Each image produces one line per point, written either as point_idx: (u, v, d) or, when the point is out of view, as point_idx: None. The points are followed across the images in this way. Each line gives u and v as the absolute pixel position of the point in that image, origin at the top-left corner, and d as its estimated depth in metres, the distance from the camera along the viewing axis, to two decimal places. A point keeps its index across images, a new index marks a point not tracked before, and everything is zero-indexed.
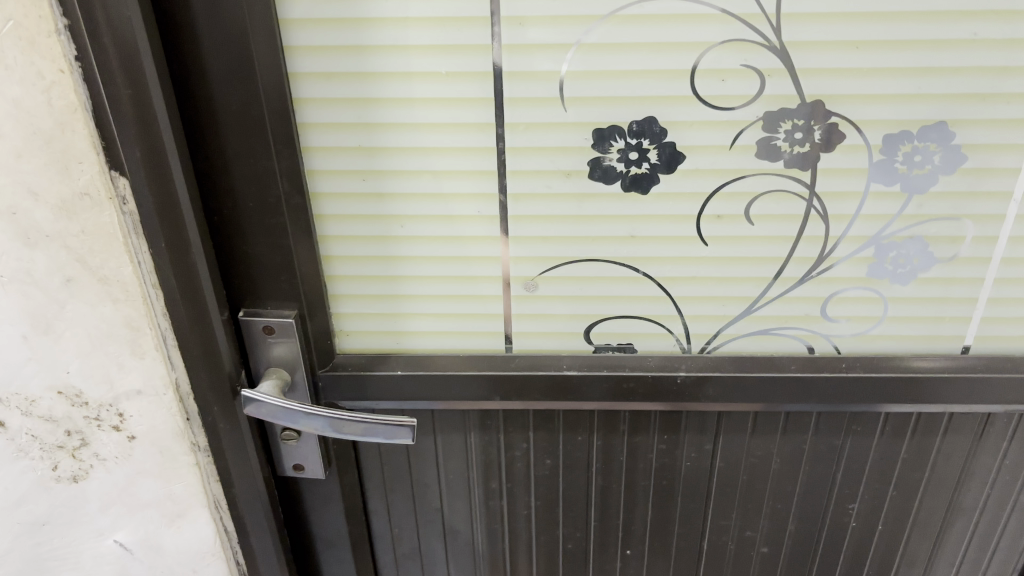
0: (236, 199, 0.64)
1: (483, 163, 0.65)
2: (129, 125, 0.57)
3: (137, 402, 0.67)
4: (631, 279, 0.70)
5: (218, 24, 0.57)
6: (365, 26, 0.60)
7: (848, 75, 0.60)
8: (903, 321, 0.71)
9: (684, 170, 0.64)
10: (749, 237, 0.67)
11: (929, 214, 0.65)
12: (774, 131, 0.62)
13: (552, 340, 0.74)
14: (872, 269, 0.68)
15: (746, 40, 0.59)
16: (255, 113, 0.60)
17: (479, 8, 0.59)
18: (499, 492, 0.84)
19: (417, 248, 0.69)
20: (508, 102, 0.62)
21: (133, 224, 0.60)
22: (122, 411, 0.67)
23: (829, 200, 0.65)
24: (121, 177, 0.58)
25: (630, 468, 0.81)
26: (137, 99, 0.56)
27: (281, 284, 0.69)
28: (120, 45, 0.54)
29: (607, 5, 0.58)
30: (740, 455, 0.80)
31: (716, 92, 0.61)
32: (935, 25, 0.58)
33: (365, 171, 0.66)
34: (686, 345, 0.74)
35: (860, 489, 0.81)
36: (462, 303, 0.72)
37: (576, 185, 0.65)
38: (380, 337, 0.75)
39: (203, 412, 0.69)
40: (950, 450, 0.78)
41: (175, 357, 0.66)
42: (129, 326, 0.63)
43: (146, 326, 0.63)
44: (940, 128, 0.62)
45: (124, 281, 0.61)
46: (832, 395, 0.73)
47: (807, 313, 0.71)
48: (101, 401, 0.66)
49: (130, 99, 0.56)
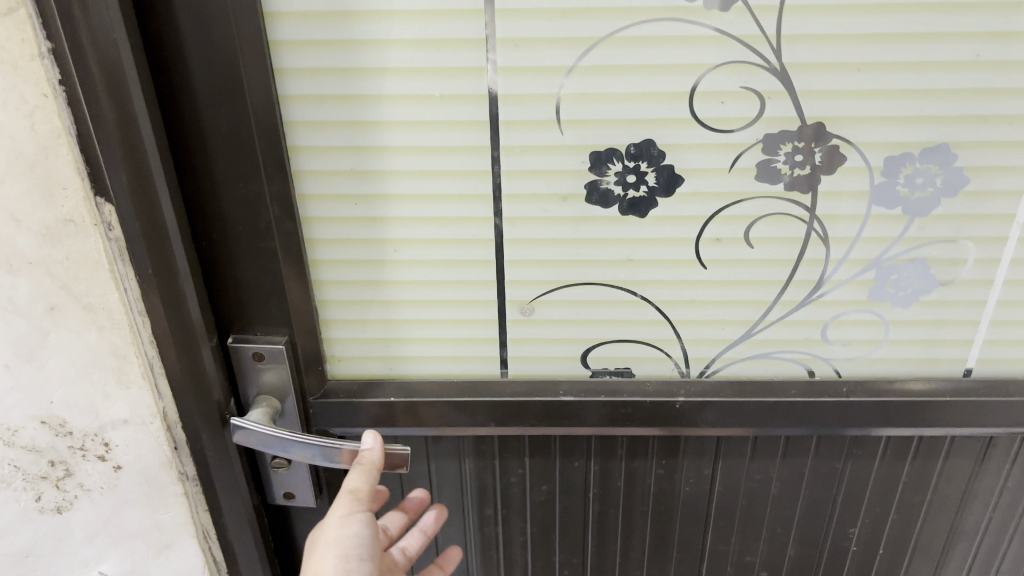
0: (224, 224, 0.63)
1: (478, 187, 0.64)
2: (115, 150, 0.55)
3: (123, 431, 0.65)
4: (629, 302, 0.69)
5: (206, 45, 0.55)
6: (356, 48, 0.58)
7: (849, 97, 0.59)
8: (903, 344, 0.70)
9: (683, 193, 0.63)
10: (748, 260, 0.66)
11: (930, 237, 0.64)
12: (774, 154, 0.61)
13: (548, 364, 0.73)
14: (872, 292, 0.67)
15: (747, 62, 0.58)
16: (244, 137, 0.59)
17: (473, 30, 0.58)
18: (494, 518, 0.82)
19: (411, 273, 0.68)
20: (504, 125, 0.61)
21: (118, 250, 0.58)
22: (107, 441, 0.65)
23: (830, 223, 0.64)
24: (106, 204, 0.57)
25: (628, 493, 0.80)
26: (123, 122, 0.54)
27: (270, 309, 0.67)
28: (106, 71, 0.53)
29: (605, 27, 0.57)
30: (740, 479, 0.78)
31: (715, 115, 0.60)
32: (937, 47, 0.57)
33: (357, 194, 0.64)
34: (685, 368, 0.72)
35: (861, 512, 0.80)
36: (457, 328, 0.71)
37: (573, 209, 0.64)
38: (373, 362, 0.73)
39: (191, 441, 0.68)
40: (952, 473, 0.77)
41: (163, 386, 0.64)
42: (115, 354, 0.61)
43: (133, 354, 0.61)
44: (941, 150, 0.61)
45: (110, 308, 0.59)
46: (833, 419, 0.71)
47: (807, 336, 0.70)
48: (86, 431, 0.64)
49: (116, 122, 0.54)
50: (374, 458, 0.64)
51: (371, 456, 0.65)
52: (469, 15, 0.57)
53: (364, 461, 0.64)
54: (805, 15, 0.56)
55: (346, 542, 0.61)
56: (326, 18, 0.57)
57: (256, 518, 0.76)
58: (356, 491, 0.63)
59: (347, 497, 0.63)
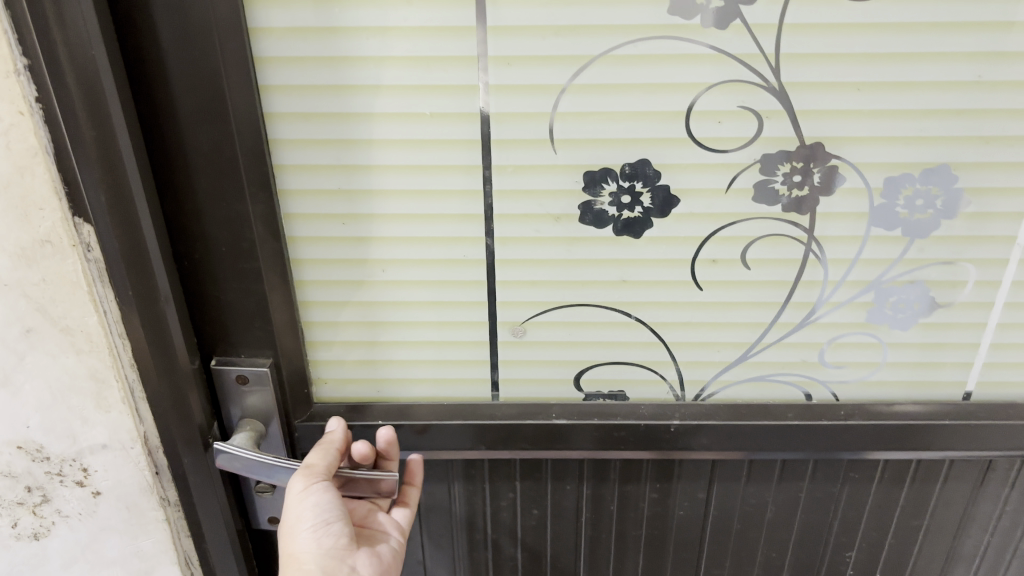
0: (208, 245, 0.61)
1: (468, 207, 0.62)
2: (93, 168, 0.52)
3: (102, 456, 0.62)
4: (623, 324, 0.67)
5: (189, 59, 0.53)
6: (344, 65, 0.57)
7: (848, 118, 0.58)
8: (902, 367, 0.69)
9: (679, 214, 0.62)
10: (745, 282, 0.65)
11: (931, 258, 0.63)
12: (772, 174, 0.60)
13: (540, 387, 0.71)
14: (871, 314, 0.66)
15: (744, 81, 0.57)
16: (228, 155, 0.57)
17: (465, 47, 0.56)
18: (484, 542, 0.80)
19: (401, 293, 0.66)
20: (496, 144, 0.59)
21: (97, 272, 0.56)
22: (86, 466, 0.62)
23: (828, 244, 0.63)
24: (85, 224, 0.54)
25: (621, 518, 0.78)
26: (102, 141, 0.52)
27: (254, 331, 0.65)
28: (84, 87, 0.50)
29: (600, 44, 0.56)
30: (735, 503, 0.77)
31: (712, 135, 0.59)
32: (939, 67, 0.56)
33: (344, 214, 0.63)
34: (679, 391, 0.71)
35: (857, 536, 0.78)
36: (446, 350, 0.69)
37: (566, 229, 0.63)
38: (360, 384, 0.71)
39: (172, 465, 0.65)
40: (950, 497, 0.76)
41: (143, 408, 0.62)
42: (94, 378, 0.58)
43: (113, 378, 0.59)
44: (942, 171, 0.60)
45: (89, 331, 0.57)
46: (830, 442, 0.70)
47: (804, 359, 0.68)
48: (63, 455, 0.61)
49: (95, 141, 0.52)
50: (334, 436, 0.65)
51: (331, 434, 0.65)
52: (461, 32, 0.55)
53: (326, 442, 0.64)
54: (804, 34, 0.55)
55: (310, 512, 0.59)
56: (312, 34, 0.56)
57: (241, 543, 0.74)
58: (311, 466, 0.62)
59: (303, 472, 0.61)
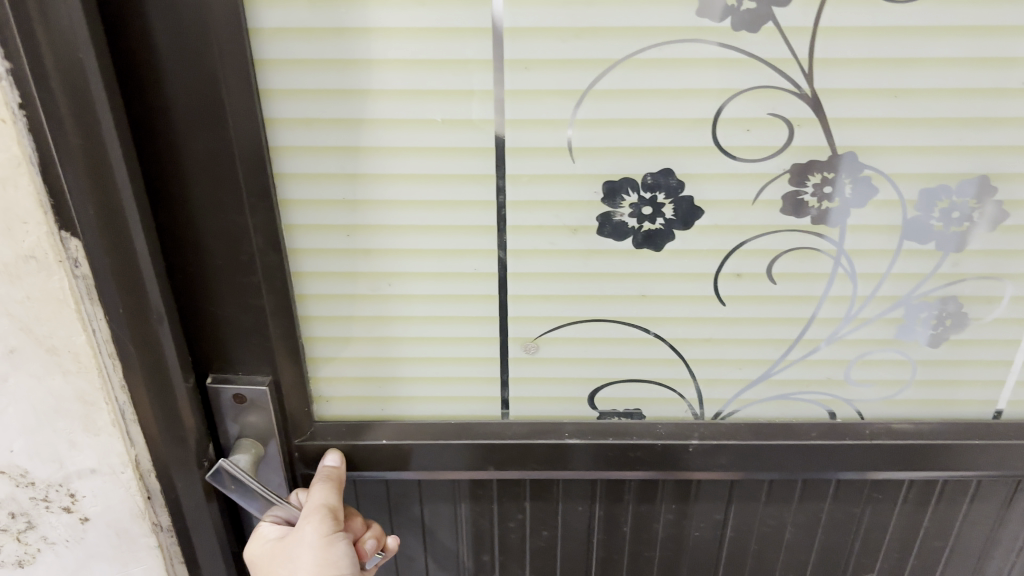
0: (205, 257, 0.57)
1: (480, 218, 0.59)
2: (80, 176, 0.49)
3: (90, 482, 0.58)
4: (641, 340, 0.64)
5: (184, 61, 0.50)
6: (349, 68, 0.53)
7: (884, 127, 0.54)
8: (931, 386, 0.66)
9: (702, 226, 0.59)
10: (769, 297, 0.62)
11: (965, 273, 0.60)
12: (802, 185, 0.57)
13: (552, 405, 0.68)
14: (900, 330, 0.63)
15: (775, 87, 0.53)
16: (225, 164, 0.54)
17: (479, 50, 0.53)
18: (491, 564, 0.77)
19: (408, 308, 0.63)
20: (510, 152, 0.56)
21: (86, 289, 0.52)
22: (73, 492, 0.58)
23: (858, 258, 0.60)
24: (72, 238, 0.50)
25: (635, 539, 0.75)
26: (90, 151, 0.49)
27: (252, 348, 0.62)
28: (72, 94, 0.47)
29: (622, 47, 0.52)
30: (754, 524, 0.74)
31: (739, 143, 0.55)
32: (981, 72, 0.53)
33: (349, 226, 0.59)
34: (698, 410, 0.68)
35: (879, 557, 0.76)
36: (455, 366, 0.66)
37: (583, 242, 0.59)
38: (364, 403, 0.68)
39: (165, 489, 0.61)
40: (976, 517, 0.73)
41: (134, 432, 0.58)
42: (82, 401, 0.55)
43: (102, 401, 0.55)
44: (981, 182, 0.56)
45: (77, 351, 0.53)
46: (853, 462, 0.67)
47: (829, 377, 0.65)
48: (49, 481, 0.57)
49: (83, 150, 0.49)
50: (340, 473, 0.65)
51: (337, 470, 0.65)
52: (474, 34, 0.52)
53: (328, 477, 0.65)
54: (839, 38, 0.52)
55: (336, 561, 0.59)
56: (316, 36, 0.52)
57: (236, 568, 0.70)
58: (331, 508, 0.62)
59: (323, 512, 0.61)
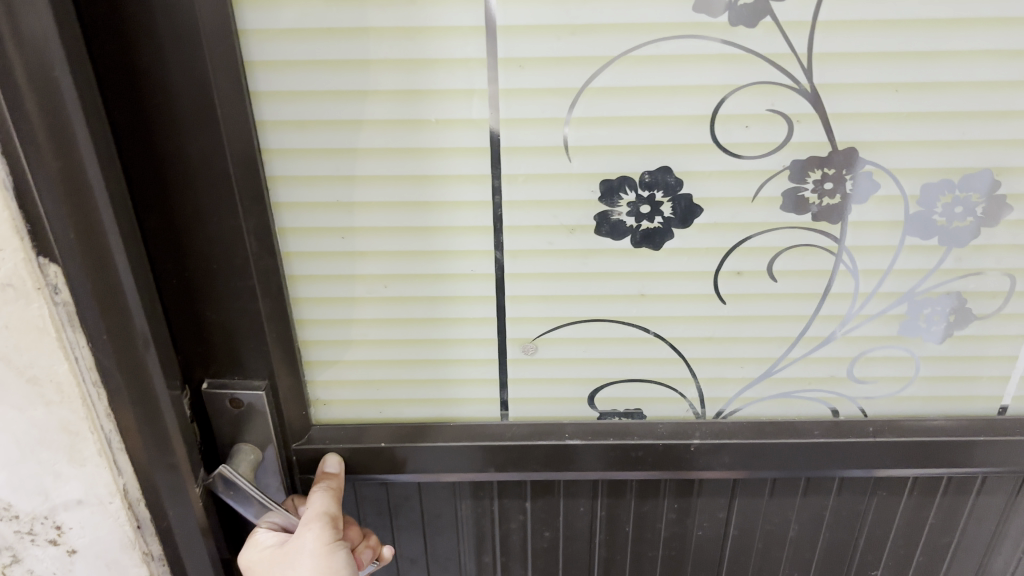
0: (200, 262, 0.56)
1: (476, 219, 0.58)
2: (59, 201, 0.46)
3: (77, 513, 0.55)
4: (641, 339, 0.63)
5: (171, 63, 0.49)
6: (341, 69, 0.52)
7: (885, 121, 0.54)
8: (936, 382, 0.65)
9: (701, 224, 0.58)
10: (770, 295, 0.61)
11: (968, 268, 0.59)
12: (802, 181, 0.56)
13: (552, 406, 0.67)
14: (904, 326, 0.62)
15: (774, 83, 0.53)
16: (216, 168, 0.53)
17: (473, 49, 0.52)
18: (493, 565, 0.77)
19: (405, 311, 0.62)
20: (505, 152, 0.55)
21: (67, 315, 0.49)
22: (60, 524, 0.56)
23: (860, 254, 0.59)
24: (51, 264, 0.48)
25: (637, 539, 0.75)
26: (67, 172, 0.46)
27: (248, 352, 0.61)
28: (49, 115, 0.45)
29: (618, 45, 0.51)
30: (757, 522, 0.74)
31: (738, 140, 0.54)
32: (983, 65, 0.52)
33: (343, 228, 0.58)
34: (700, 409, 0.67)
35: (884, 554, 0.75)
36: (453, 368, 0.65)
37: (581, 241, 0.59)
38: (362, 406, 0.67)
39: (156, 518, 0.59)
40: (982, 512, 0.72)
41: (122, 460, 0.55)
42: (67, 432, 0.52)
43: (87, 430, 0.52)
44: (984, 176, 0.56)
45: (58, 381, 0.50)
46: (858, 459, 0.67)
47: (832, 375, 0.65)
48: (34, 513, 0.55)
49: (60, 172, 0.46)
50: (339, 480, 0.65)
51: (337, 478, 0.65)
52: (467, 33, 0.51)
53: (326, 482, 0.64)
54: (839, 33, 0.51)
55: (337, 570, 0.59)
56: (306, 37, 0.51)
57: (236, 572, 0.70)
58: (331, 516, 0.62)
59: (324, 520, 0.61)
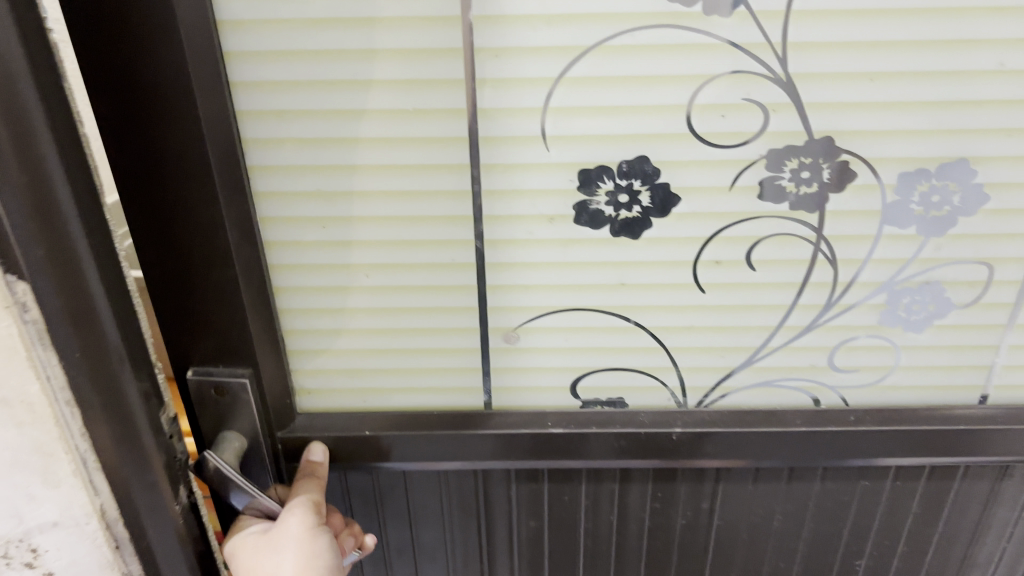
0: (183, 252, 0.57)
1: (456, 208, 0.58)
2: (22, 216, 0.45)
3: (53, 534, 0.54)
4: (622, 328, 0.64)
5: (151, 55, 0.49)
6: (319, 59, 0.53)
7: (861, 110, 0.54)
8: (917, 370, 0.65)
9: (680, 213, 0.58)
10: (750, 284, 0.61)
11: (946, 257, 0.59)
12: (779, 170, 0.56)
13: (535, 394, 0.68)
14: (883, 316, 0.62)
15: (750, 72, 0.53)
16: (198, 160, 0.53)
17: (449, 39, 0.52)
18: (480, 555, 0.78)
19: (388, 299, 0.63)
20: (484, 141, 0.56)
21: (37, 334, 0.48)
22: (35, 546, 0.55)
23: (838, 243, 0.59)
24: (18, 282, 0.46)
25: (622, 529, 0.75)
26: (33, 186, 0.45)
27: (232, 341, 0.62)
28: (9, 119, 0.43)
29: (593, 34, 0.52)
30: (741, 514, 0.74)
31: (715, 129, 0.55)
32: (959, 54, 0.52)
33: (325, 217, 0.59)
34: (681, 398, 0.68)
35: (868, 544, 0.76)
36: (436, 357, 0.66)
37: (561, 230, 0.59)
38: (348, 394, 0.68)
39: (136, 539, 0.57)
40: (964, 503, 0.73)
41: (99, 481, 0.54)
42: (41, 452, 0.51)
43: (61, 451, 0.51)
44: (961, 165, 0.56)
45: (29, 401, 0.49)
46: (842, 450, 0.67)
47: (813, 364, 0.65)
48: (8, 536, 0.54)
49: (26, 186, 0.45)
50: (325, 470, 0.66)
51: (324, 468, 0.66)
52: (444, 22, 0.52)
53: (312, 473, 0.66)
54: (814, 21, 0.51)
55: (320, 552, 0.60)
56: (283, 27, 0.52)
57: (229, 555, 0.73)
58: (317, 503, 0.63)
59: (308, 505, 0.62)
